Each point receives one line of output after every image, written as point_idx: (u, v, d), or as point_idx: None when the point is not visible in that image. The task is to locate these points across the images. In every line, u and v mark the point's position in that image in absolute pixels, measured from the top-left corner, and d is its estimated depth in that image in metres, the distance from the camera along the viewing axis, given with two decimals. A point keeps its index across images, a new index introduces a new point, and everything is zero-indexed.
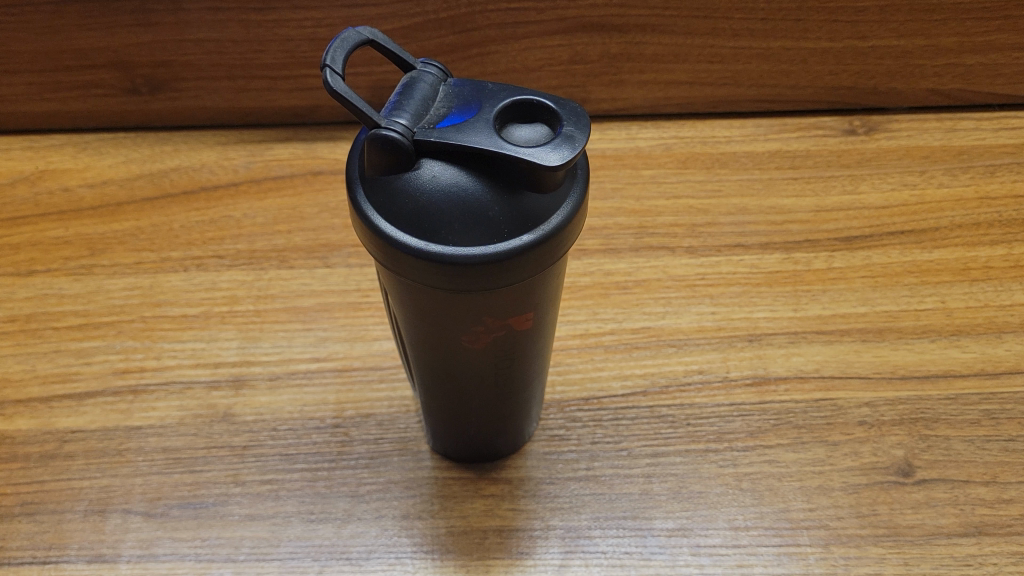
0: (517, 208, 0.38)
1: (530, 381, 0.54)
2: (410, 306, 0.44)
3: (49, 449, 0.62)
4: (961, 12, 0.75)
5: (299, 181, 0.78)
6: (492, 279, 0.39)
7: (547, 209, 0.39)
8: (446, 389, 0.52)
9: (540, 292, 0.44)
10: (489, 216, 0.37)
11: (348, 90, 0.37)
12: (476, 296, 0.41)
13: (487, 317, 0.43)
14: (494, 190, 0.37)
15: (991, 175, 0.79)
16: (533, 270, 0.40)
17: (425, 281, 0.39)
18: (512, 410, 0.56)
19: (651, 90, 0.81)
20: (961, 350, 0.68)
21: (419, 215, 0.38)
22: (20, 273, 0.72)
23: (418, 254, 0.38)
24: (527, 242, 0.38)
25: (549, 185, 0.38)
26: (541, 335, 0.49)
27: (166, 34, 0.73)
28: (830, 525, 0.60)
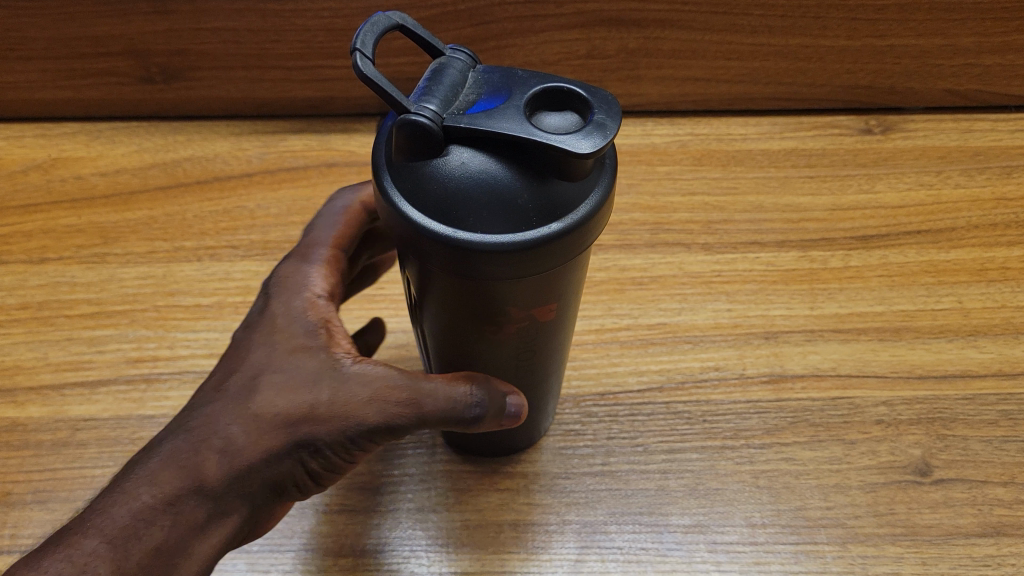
0: (548, 195, 0.37)
1: (548, 378, 0.54)
2: (436, 296, 0.43)
3: (62, 437, 0.62)
4: (980, 12, 0.74)
5: (313, 173, 0.77)
6: (522, 265, 0.38)
7: (577, 198, 0.38)
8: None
9: (565, 283, 0.43)
10: (519, 204, 0.37)
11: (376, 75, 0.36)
12: (504, 286, 0.40)
13: (512, 308, 0.43)
14: (523, 178, 0.37)
15: (1008, 176, 0.79)
16: (562, 259, 0.39)
17: (453, 268, 0.39)
18: (529, 406, 0.56)
19: (667, 86, 0.80)
20: (978, 351, 0.68)
21: (449, 201, 0.37)
22: (32, 261, 0.71)
23: (448, 242, 0.37)
24: (557, 229, 0.37)
25: (580, 173, 0.38)
26: (562, 328, 0.49)
27: (182, 23, 0.72)
28: (847, 523, 0.59)
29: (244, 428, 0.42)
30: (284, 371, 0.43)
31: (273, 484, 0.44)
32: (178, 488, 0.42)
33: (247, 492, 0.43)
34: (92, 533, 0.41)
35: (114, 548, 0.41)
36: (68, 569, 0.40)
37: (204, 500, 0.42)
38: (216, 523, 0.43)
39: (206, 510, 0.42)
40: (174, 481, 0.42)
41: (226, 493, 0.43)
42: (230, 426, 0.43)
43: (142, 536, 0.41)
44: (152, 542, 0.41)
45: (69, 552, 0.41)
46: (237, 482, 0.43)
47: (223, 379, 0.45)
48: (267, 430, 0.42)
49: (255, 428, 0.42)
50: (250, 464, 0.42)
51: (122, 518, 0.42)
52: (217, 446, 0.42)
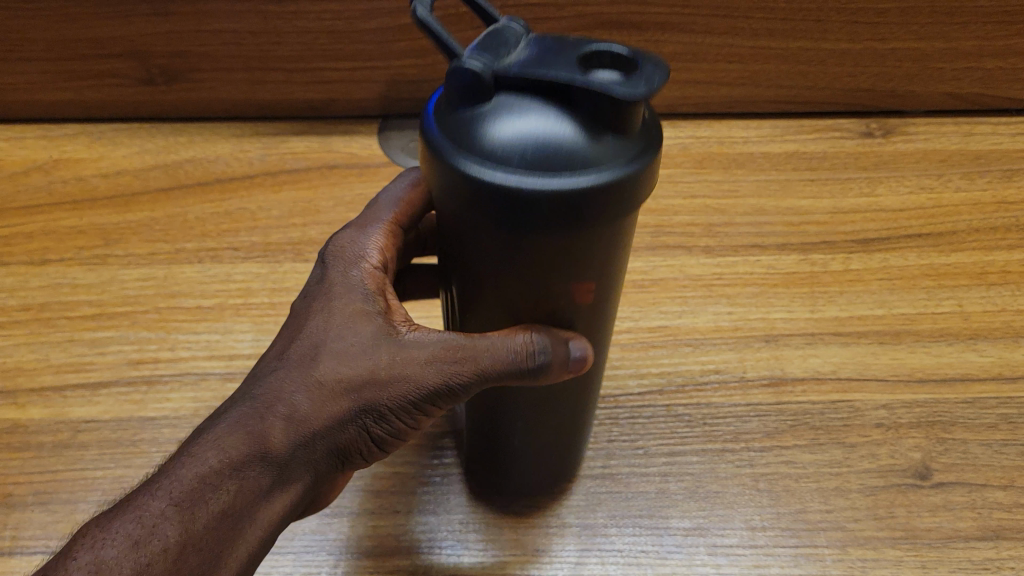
0: (603, 144, 0.33)
1: (579, 408, 0.51)
2: (468, 264, 0.39)
3: (63, 438, 0.61)
4: (983, 15, 0.75)
5: (314, 175, 0.77)
6: (577, 211, 0.33)
7: (640, 148, 0.34)
8: (492, 392, 0.49)
9: (613, 257, 0.39)
10: (572, 151, 0.32)
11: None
12: (546, 248, 0.36)
13: (551, 277, 0.38)
14: (577, 125, 0.32)
15: (1008, 179, 0.79)
16: (619, 211, 0.34)
17: (495, 212, 0.33)
18: (557, 440, 0.54)
19: (668, 89, 0.81)
20: (978, 354, 0.68)
21: (496, 142, 0.33)
22: (33, 262, 0.71)
23: (492, 182, 0.32)
24: (619, 179, 0.33)
25: (643, 121, 0.34)
26: (597, 347, 0.46)
27: (183, 24, 0.73)
28: (847, 526, 0.58)
29: (308, 392, 0.40)
30: (344, 335, 0.41)
31: (333, 454, 0.41)
32: (247, 452, 0.38)
33: (311, 459, 0.40)
34: (158, 496, 0.37)
35: (183, 512, 0.36)
36: (135, 531, 0.36)
37: (271, 467, 0.39)
38: (279, 493, 0.40)
39: (273, 478, 0.39)
40: (241, 445, 0.38)
41: (292, 460, 0.40)
42: (295, 391, 0.40)
43: (210, 501, 0.37)
44: (222, 509, 0.37)
45: (137, 513, 0.36)
46: (302, 449, 0.40)
47: (283, 346, 0.42)
48: (334, 394, 0.40)
49: (323, 393, 0.40)
50: (317, 430, 0.40)
51: (187, 483, 0.37)
52: (284, 409, 0.39)
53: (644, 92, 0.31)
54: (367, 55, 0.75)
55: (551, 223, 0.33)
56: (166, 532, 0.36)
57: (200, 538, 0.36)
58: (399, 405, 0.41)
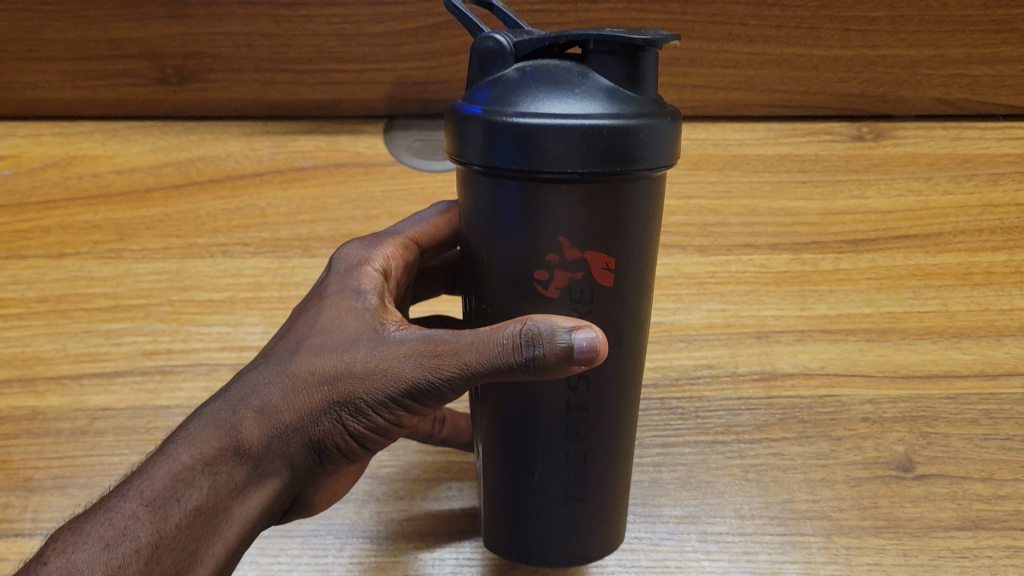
0: (609, 92, 0.39)
1: (613, 469, 0.51)
2: (492, 239, 0.44)
3: (80, 425, 0.64)
4: (970, 24, 0.78)
5: (322, 173, 0.79)
6: (600, 142, 0.38)
7: (646, 99, 0.41)
8: (515, 430, 0.49)
9: (624, 235, 0.43)
10: (583, 94, 0.39)
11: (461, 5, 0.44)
12: (560, 200, 0.41)
13: (572, 240, 0.42)
14: (586, 79, 0.39)
15: (994, 183, 0.81)
16: (635, 156, 0.39)
17: (527, 157, 0.39)
18: (596, 508, 0.51)
19: (667, 93, 0.81)
20: (962, 352, 0.70)
21: (520, 92, 0.39)
22: (51, 255, 0.74)
23: (523, 122, 0.38)
24: (631, 119, 0.39)
25: (649, 74, 0.41)
26: (626, 375, 0.48)
27: (198, 27, 0.76)
28: (832, 516, 0.61)
29: (283, 390, 0.45)
30: (327, 337, 0.46)
31: (312, 448, 0.46)
32: (218, 450, 0.44)
33: (286, 454, 0.46)
34: (130, 497, 0.43)
35: (154, 509, 0.42)
36: (110, 531, 0.41)
37: (244, 461, 0.45)
38: (255, 486, 0.45)
39: (247, 471, 0.45)
40: (212, 444, 0.44)
41: (265, 454, 0.45)
42: (270, 390, 0.45)
43: (182, 498, 0.43)
44: (192, 504, 0.43)
45: (111, 515, 0.42)
46: (277, 443, 0.45)
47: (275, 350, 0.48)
48: (308, 393, 0.45)
49: (295, 389, 0.45)
50: (289, 425, 0.45)
51: (164, 480, 0.43)
52: (259, 408, 0.45)
53: (646, 35, 0.39)
54: (374, 57, 0.78)
55: (578, 163, 0.39)
56: (136, 529, 0.42)
57: (170, 531, 0.42)
58: (376, 403, 0.45)
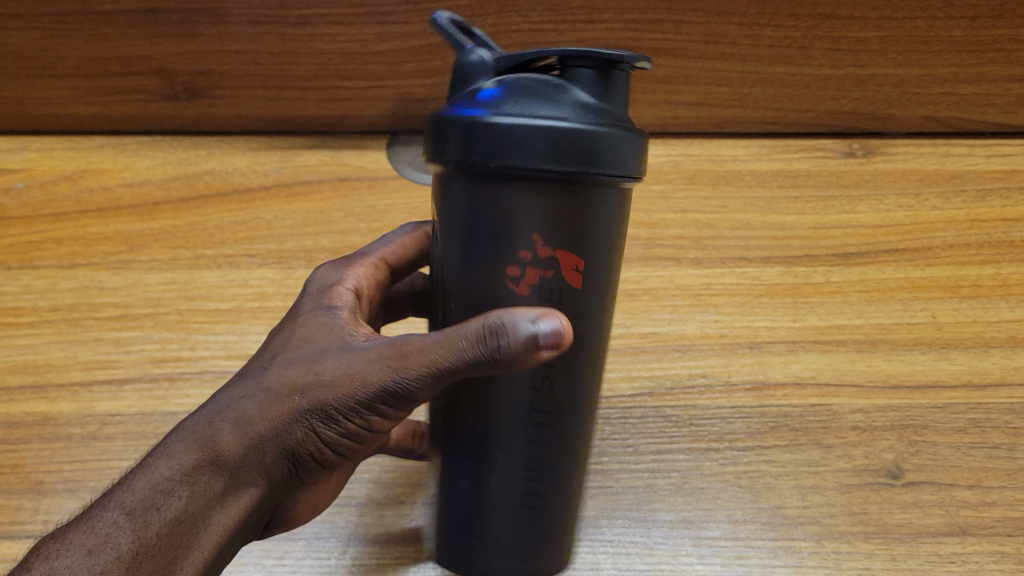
0: (584, 103, 0.45)
1: (568, 480, 0.54)
2: (467, 236, 0.48)
3: (90, 430, 0.67)
4: (956, 45, 0.77)
5: (327, 187, 0.81)
6: (573, 143, 0.43)
7: (615, 113, 0.46)
8: (478, 434, 0.51)
9: (592, 241, 0.47)
10: (558, 102, 0.44)
11: (450, 27, 0.50)
12: (537, 198, 0.45)
13: (544, 238, 0.46)
14: (562, 90, 0.45)
15: (983, 199, 0.82)
16: (603, 161, 0.44)
17: (507, 153, 0.43)
18: (547, 518, 0.53)
19: (661, 110, 0.83)
20: (950, 362, 0.72)
21: (502, 96, 0.44)
22: (63, 265, 0.77)
23: (507, 121, 0.43)
24: (603, 129, 0.44)
25: (620, 92, 0.47)
26: (588, 385, 0.52)
27: (208, 45, 0.77)
28: (824, 521, 0.64)
29: (256, 401, 0.47)
30: (300, 351, 0.49)
31: (287, 457, 0.48)
32: (195, 460, 0.46)
33: (261, 463, 0.48)
34: (111, 507, 0.44)
35: (133, 518, 0.44)
36: (89, 541, 0.43)
37: (219, 470, 0.47)
38: (232, 495, 0.47)
39: (222, 481, 0.47)
40: (190, 454, 0.46)
41: (241, 463, 0.47)
42: (245, 401, 0.48)
43: (160, 508, 0.45)
44: (170, 513, 0.45)
45: (91, 525, 0.44)
46: (252, 452, 0.47)
47: (250, 368, 0.51)
48: (282, 403, 0.47)
49: (269, 399, 0.47)
50: (263, 433, 0.47)
51: (142, 492, 0.45)
52: (236, 419, 0.47)
53: (621, 52, 0.45)
54: (377, 76, 0.78)
55: (553, 160, 0.43)
56: (116, 537, 0.43)
57: (149, 538, 0.44)
58: (347, 410, 0.47)
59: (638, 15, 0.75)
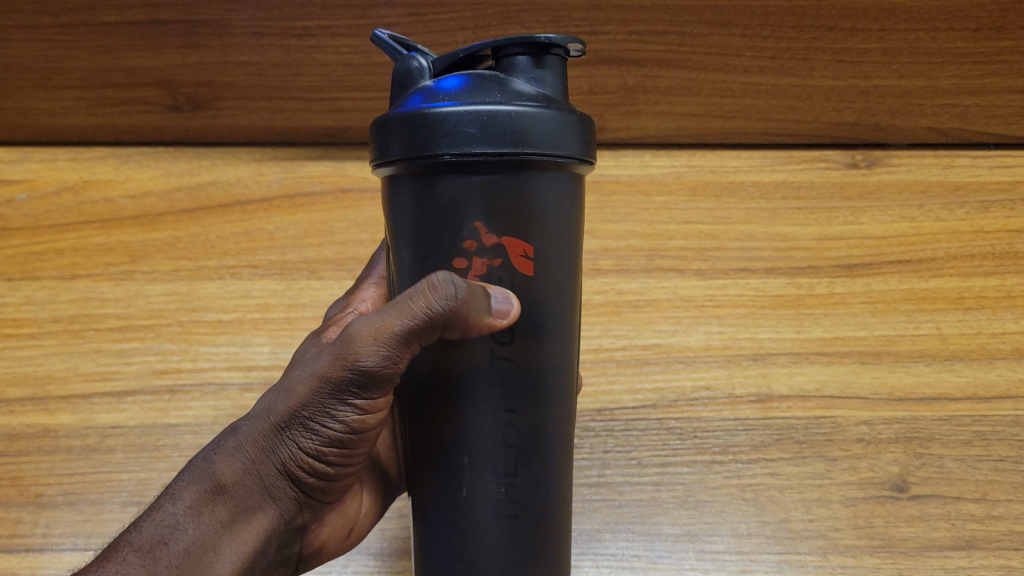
0: (519, 88, 0.46)
1: (548, 489, 0.52)
2: (413, 237, 0.48)
3: (90, 442, 0.70)
4: (958, 56, 0.76)
5: (330, 199, 0.80)
6: (506, 125, 0.44)
7: (551, 97, 0.47)
8: (444, 441, 0.50)
9: (542, 228, 0.48)
10: (492, 89, 0.45)
11: (390, 39, 0.52)
12: (481, 186, 0.45)
13: (488, 227, 0.46)
14: (495, 79, 0.46)
15: (986, 211, 0.80)
16: (539, 141, 0.45)
17: (443, 142, 0.44)
18: (529, 532, 0.51)
19: (666, 121, 0.80)
20: (955, 374, 0.73)
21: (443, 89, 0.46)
22: (64, 276, 0.77)
23: (441, 108, 0.44)
24: (539, 108, 0.45)
25: (555, 75, 0.48)
26: (555, 382, 0.51)
27: (211, 56, 0.76)
28: (828, 535, 0.67)
29: (244, 427, 0.49)
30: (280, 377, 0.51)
31: (286, 471, 0.49)
32: (197, 493, 0.47)
33: (262, 482, 0.48)
34: (122, 548, 0.46)
35: (142, 555, 0.45)
36: None
37: (221, 499, 0.48)
38: (241, 520, 0.48)
39: (227, 510, 0.48)
40: (192, 489, 0.48)
41: (241, 487, 0.48)
42: (236, 432, 0.49)
43: (170, 542, 0.46)
44: (179, 546, 0.46)
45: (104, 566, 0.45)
46: (249, 474, 0.48)
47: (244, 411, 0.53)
48: (265, 422, 0.48)
49: (256, 421, 0.49)
50: (253, 453, 0.48)
51: (151, 530, 0.46)
52: (228, 448, 0.48)
53: (550, 35, 0.47)
54: (382, 86, 0.77)
55: (489, 144, 0.44)
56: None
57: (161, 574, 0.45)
58: (328, 413, 0.47)
59: (642, 27, 0.73)
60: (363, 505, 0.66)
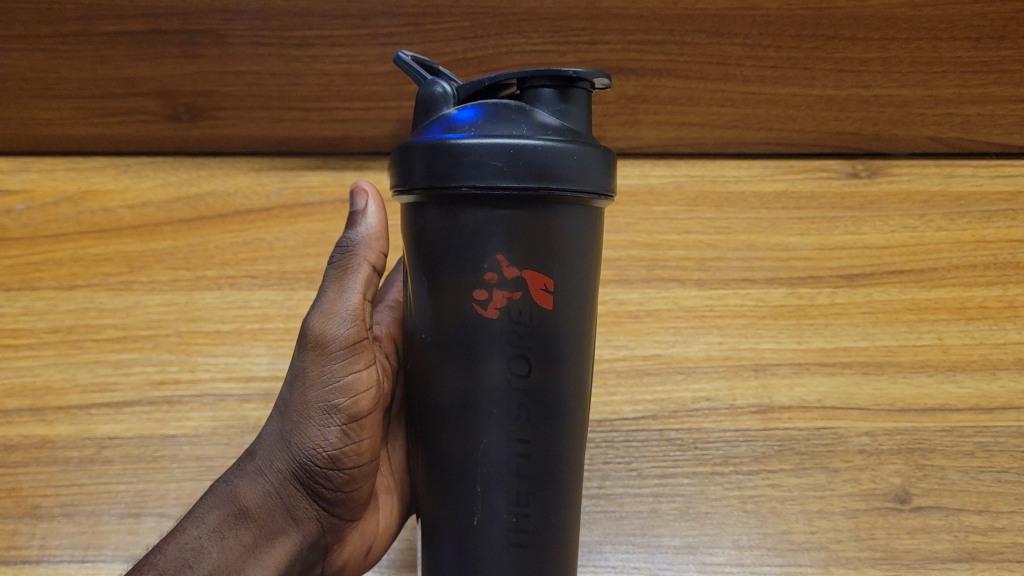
0: (545, 121, 0.47)
1: (560, 526, 0.52)
2: (433, 264, 0.49)
3: (89, 453, 0.71)
4: (959, 65, 0.76)
5: (330, 210, 0.79)
6: (533, 159, 0.45)
7: (576, 130, 0.48)
8: (460, 470, 0.51)
9: (560, 262, 0.48)
10: (518, 121, 0.46)
11: (411, 62, 0.53)
12: (501, 217, 0.46)
13: (509, 260, 0.47)
14: (521, 110, 0.47)
15: (989, 220, 0.80)
16: (564, 176, 0.46)
17: (468, 173, 0.45)
18: (540, 568, 0.51)
19: (665, 130, 0.79)
20: (957, 386, 0.74)
21: (467, 118, 0.47)
22: (63, 287, 0.77)
23: (468, 140, 0.45)
24: (565, 143, 0.46)
25: (580, 107, 0.49)
26: (571, 417, 0.52)
27: (210, 66, 0.75)
28: (830, 547, 0.68)
29: (257, 453, 0.57)
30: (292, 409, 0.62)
31: (297, 480, 0.57)
32: (221, 517, 0.55)
33: (277, 495, 0.56)
34: (150, 568, 0.51)
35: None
36: None
37: (242, 524, 0.55)
38: (263, 543, 0.55)
39: (248, 533, 0.55)
40: (216, 515, 0.55)
41: (261, 508, 0.56)
42: (250, 459, 0.58)
43: (195, 563, 0.52)
44: (205, 565, 0.52)
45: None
46: (267, 494, 0.56)
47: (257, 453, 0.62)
48: (274, 447, 0.57)
49: (267, 443, 0.57)
50: (268, 471, 0.56)
51: (179, 552, 0.52)
52: (244, 480, 0.56)
53: (577, 68, 0.47)
54: (380, 96, 0.77)
55: (515, 178, 0.45)
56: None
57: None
58: (323, 427, 0.56)
59: (641, 38, 0.73)
60: (380, 524, 0.67)
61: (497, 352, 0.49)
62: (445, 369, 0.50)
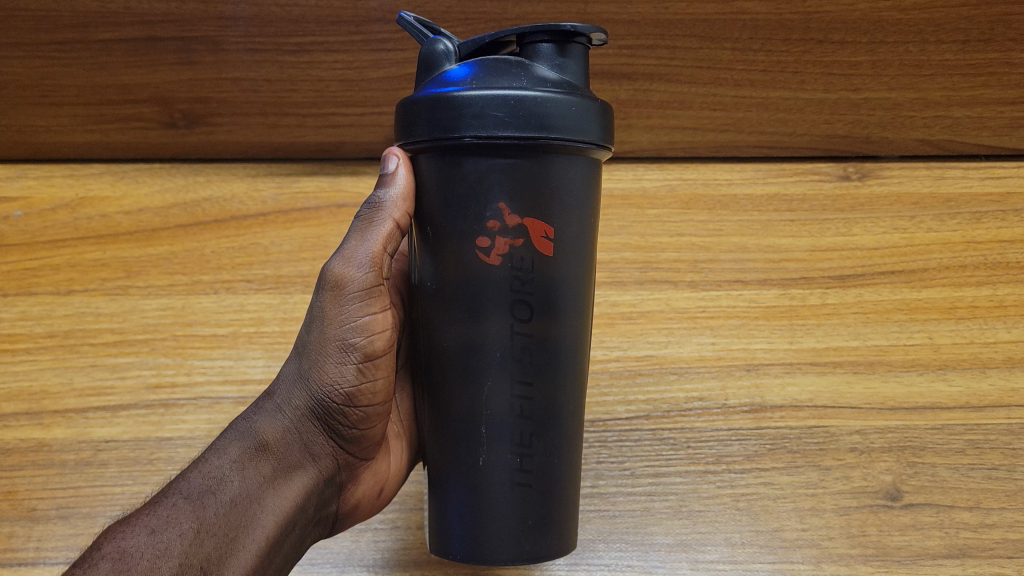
0: (544, 75, 0.53)
1: (558, 460, 0.58)
2: (442, 216, 0.55)
3: (85, 456, 0.74)
4: (949, 68, 0.76)
5: (324, 214, 0.79)
6: (530, 109, 0.51)
7: (572, 84, 0.54)
8: (467, 406, 0.56)
9: (558, 215, 0.55)
10: (517, 75, 0.52)
11: (410, 23, 0.58)
12: (504, 170, 0.53)
13: (511, 209, 0.53)
14: (520, 66, 0.53)
15: (978, 221, 0.79)
16: (559, 124, 0.52)
17: (471, 122, 0.51)
18: (540, 501, 0.57)
19: (658, 135, 0.78)
20: (947, 384, 0.75)
21: (466, 75, 0.52)
22: (60, 292, 0.78)
23: (471, 92, 0.51)
24: (561, 95, 0.52)
25: (577, 62, 0.55)
26: (570, 358, 0.58)
27: (206, 72, 0.76)
28: (822, 544, 0.70)
29: (277, 392, 0.59)
30: None
31: (315, 416, 0.59)
32: (241, 450, 0.57)
33: (296, 430, 0.58)
34: (174, 493, 0.53)
35: (192, 502, 0.53)
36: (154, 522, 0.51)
37: (262, 455, 0.57)
38: (282, 474, 0.57)
39: (268, 465, 0.56)
40: (236, 446, 0.57)
41: (281, 444, 0.58)
42: (270, 397, 0.59)
43: (217, 491, 0.54)
44: (227, 496, 0.54)
45: (158, 506, 0.53)
46: (286, 430, 0.58)
47: None
48: (292, 386, 0.59)
49: (287, 381, 0.59)
50: (285, 408, 0.58)
51: (202, 481, 0.54)
52: (263, 416, 0.58)
53: (574, 24, 0.53)
54: (375, 102, 0.76)
55: (514, 126, 0.51)
56: (181, 518, 0.52)
57: (209, 517, 0.52)
58: (338, 365, 0.58)
59: (633, 41, 0.73)
60: (392, 467, 0.68)
61: (500, 295, 0.55)
62: (452, 312, 0.56)
